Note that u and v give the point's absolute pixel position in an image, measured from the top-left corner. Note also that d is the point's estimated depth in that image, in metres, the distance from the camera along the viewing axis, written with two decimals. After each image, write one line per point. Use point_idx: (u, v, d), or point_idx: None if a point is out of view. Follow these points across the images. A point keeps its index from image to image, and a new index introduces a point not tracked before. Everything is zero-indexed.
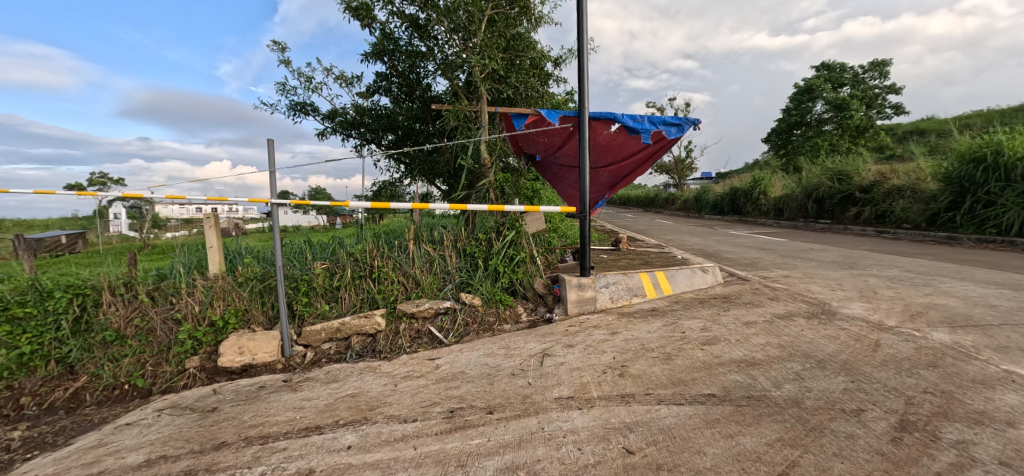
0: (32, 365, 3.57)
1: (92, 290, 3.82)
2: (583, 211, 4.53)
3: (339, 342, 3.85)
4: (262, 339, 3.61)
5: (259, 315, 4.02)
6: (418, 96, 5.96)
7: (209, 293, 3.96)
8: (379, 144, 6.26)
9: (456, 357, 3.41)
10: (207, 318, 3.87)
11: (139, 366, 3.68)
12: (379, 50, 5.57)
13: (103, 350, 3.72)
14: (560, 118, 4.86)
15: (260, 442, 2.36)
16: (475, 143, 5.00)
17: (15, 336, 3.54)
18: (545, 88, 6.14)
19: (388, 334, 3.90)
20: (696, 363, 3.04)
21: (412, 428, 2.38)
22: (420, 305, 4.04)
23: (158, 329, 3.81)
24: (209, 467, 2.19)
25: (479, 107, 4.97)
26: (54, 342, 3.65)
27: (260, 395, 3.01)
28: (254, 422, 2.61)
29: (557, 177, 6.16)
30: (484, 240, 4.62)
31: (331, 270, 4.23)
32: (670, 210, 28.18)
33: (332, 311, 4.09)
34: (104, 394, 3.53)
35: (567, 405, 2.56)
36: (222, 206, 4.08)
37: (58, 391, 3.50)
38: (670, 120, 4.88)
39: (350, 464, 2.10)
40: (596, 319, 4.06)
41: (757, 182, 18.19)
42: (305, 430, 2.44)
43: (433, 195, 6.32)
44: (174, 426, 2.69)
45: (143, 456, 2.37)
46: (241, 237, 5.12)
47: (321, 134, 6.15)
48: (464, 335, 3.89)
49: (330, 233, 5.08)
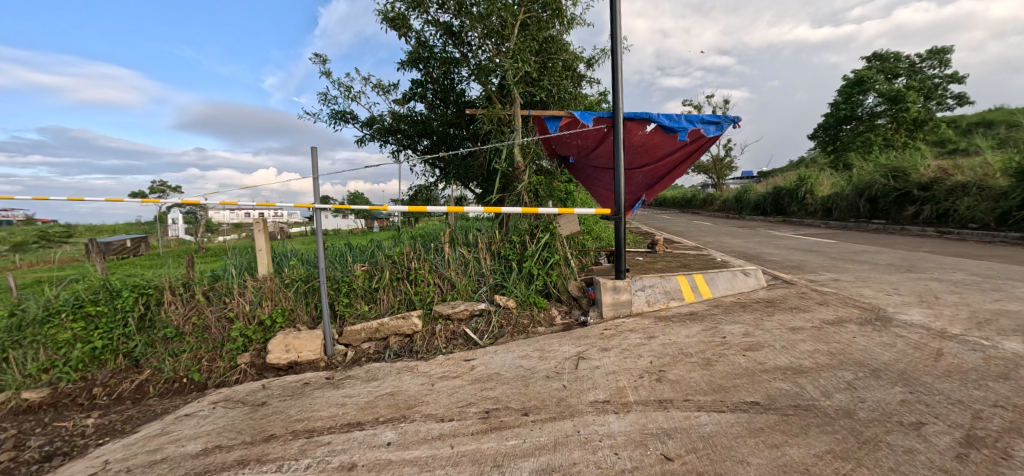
0: (104, 358, 3.89)
1: (154, 290, 4.14)
2: (618, 213, 4.44)
3: (378, 341, 3.97)
4: (307, 338, 3.78)
5: (303, 315, 4.18)
6: (453, 101, 6.08)
7: (258, 293, 4.18)
8: (414, 149, 6.40)
9: (492, 358, 3.45)
10: (256, 317, 4.09)
11: (196, 361, 3.92)
12: (414, 57, 5.74)
13: (165, 345, 4.00)
14: (594, 118, 4.84)
15: (306, 436, 2.47)
16: (509, 146, 5.06)
17: (89, 332, 3.88)
18: (578, 89, 6.09)
19: (425, 334, 3.98)
20: (738, 369, 2.94)
21: (449, 427, 2.42)
22: (455, 307, 4.10)
23: (213, 326, 4.06)
24: (260, 457, 2.30)
25: (514, 110, 5.03)
26: (121, 337, 3.96)
27: (305, 390, 3.16)
28: (300, 416, 2.73)
29: (590, 180, 6.05)
30: (518, 242, 4.64)
31: (370, 272, 4.36)
32: (709, 211, 27.28)
33: (371, 311, 4.21)
34: (165, 387, 3.76)
35: (603, 408, 2.53)
36: (270, 211, 4.33)
37: (125, 382, 3.77)
38: (709, 118, 4.76)
39: (390, 460, 2.15)
40: (632, 322, 3.99)
41: (803, 181, 17.30)
42: (348, 425, 2.53)
43: (467, 199, 6.41)
44: (228, 418, 2.86)
45: (201, 445, 2.53)
46: (286, 241, 5.40)
47: (361, 142, 6.41)
48: (499, 337, 3.93)
49: (368, 237, 5.27)
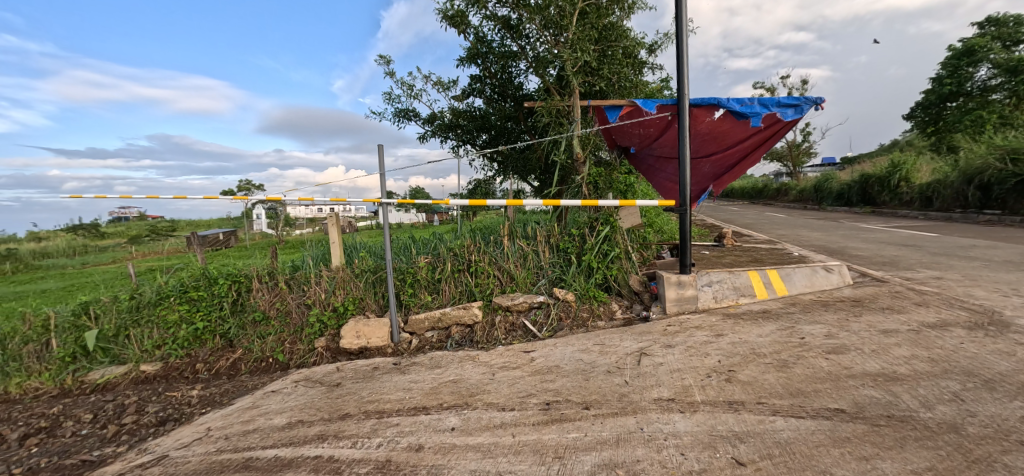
0: (205, 338, 4.38)
1: (245, 278, 4.58)
2: (683, 205, 4.24)
3: (440, 331, 4.10)
4: (375, 325, 4.01)
5: (372, 303, 4.42)
6: (511, 95, 6.12)
7: (332, 283, 4.48)
8: (473, 144, 6.52)
9: (551, 351, 3.45)
10: (331, 304, 4.39)
11: (280, 343, 4.28)
12: (473, 53, 5.82)
13: (254, 328, 4.41)
14: (658, 106, 4.65)
15: (377, 416, 2.63)
16: (567, 138, 5.01)
17: (193, 314, 4.38)
18: (639, 77, 5.87)
19: (485, 325, 4.07)
20: (819, 373, 2.71)
21: (510, 416, 2.46)
22: (515, 299, 4.14)
23: (294, 311, 4.41)
24: (337, 433, 2.48)
25: (573, 101, 4.95)
26: (218, 320, 4.43)
27: (374, 374, 3.35)
28: (371, 398, 2.91)
29: (652, 170, 5.72)
30: (577, 235, 4.57)
31: (433, 264, 4.51)
32: (783, 202, 25.27)
33: (434, 301, 4.37)
34: (255, 365, 4.15)
35: (668, 407, 2.44)
36: (341, 206, 4.61)
37: (222, 360, 4.21)
38: (786, 101, 4.42)
39: (455, 445, 2.23)
40: (698, 319, 3.81)
41: (896, 167, 15.48)
42: (414, 409, 2.66)
43: (524, 192, 6.44)
44: (308, 396, 3.10)
45: (286, 419, 2.77)
46: (355, 234, 5.73)
47: (423, 138, 6.63)
48: (557, 330, 3.93)
49: (430, 230, 5.46)
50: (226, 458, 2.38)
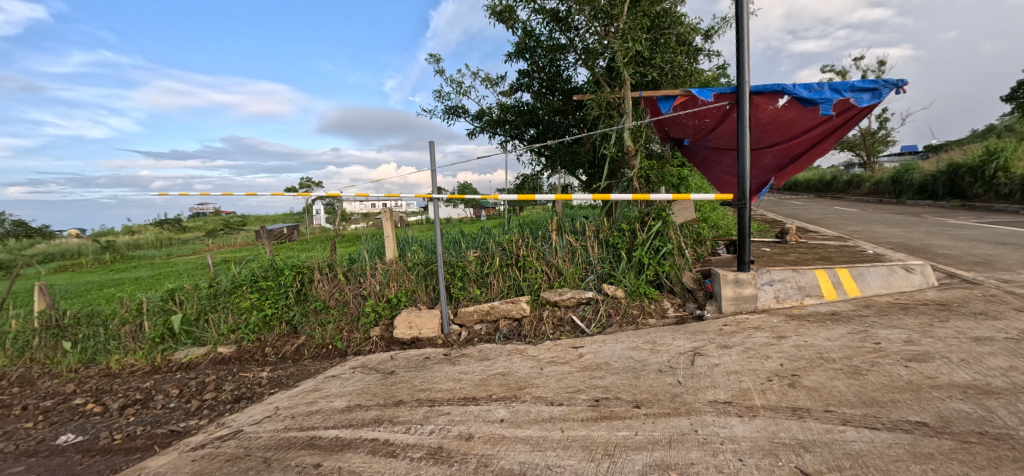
0: (273, 324, 4.71)
1: (307, 269, 4.89)
2: (742, 199, 4.02)
3: (489, 324, 4.17)
4: (427, 317, 4.14)
5: (423, 295, 4.56)
6: (559, 89, 6.07)
7: (386, 275, 4.66)
8: (522, 138, 6.55)
9: (600, 347, 3.41)
10: (385, 295, 4.57)
11: (339, 331, 4.52)
12: (521, 48, 5.81)
13: (315, 316, 4.69)
14: (715, 94, 4.43)
15: (429, 404, 2.72)
16: (618, 131, 4.90)
17: (262, 301, 4.74)
18: (694, 65, 5.63)
19: (533, 319, 4.09)
20: (897, 381, 2.48)
21: (559, 411, 2.46)
22: (563, 294, 4.12)
23: (351, 301, 4.64)
24: (392, 418, 2.59)
25: (624, 92, 4.82)
26: (284, 308, 4.75)
27: (426, 364, 3.47)
28: (423, 387, 3.01)
29: (707, 163, 5.39)
30: (627, 231, 4.46)
31: (482, 258, 4.58)
32: (854, 196, 23.29)
33: (483, 295, 4.44)
34: (316, 351, 4.41)
35: (724, 410, 2.34)
36: (394, 201, 4.79)
37: (287, 345, 4.51)
38: (861, 85, 4.09)
39: (504, 436, 2.26)
40: (758, 320, 3.61)
41: (992, 155, 13.78)
42: (464, 399, 2.72)
43: (573, 186, 6.38)
44: (365, 382, 3.27)
45: (345, 403, 2.94)
46: (407, 228, 5.94)
47: (472, 134, 6.73)
48: (606, 327, 3.87)
49: (478, 225, 5.55)
50: (293, 435, 2.57)
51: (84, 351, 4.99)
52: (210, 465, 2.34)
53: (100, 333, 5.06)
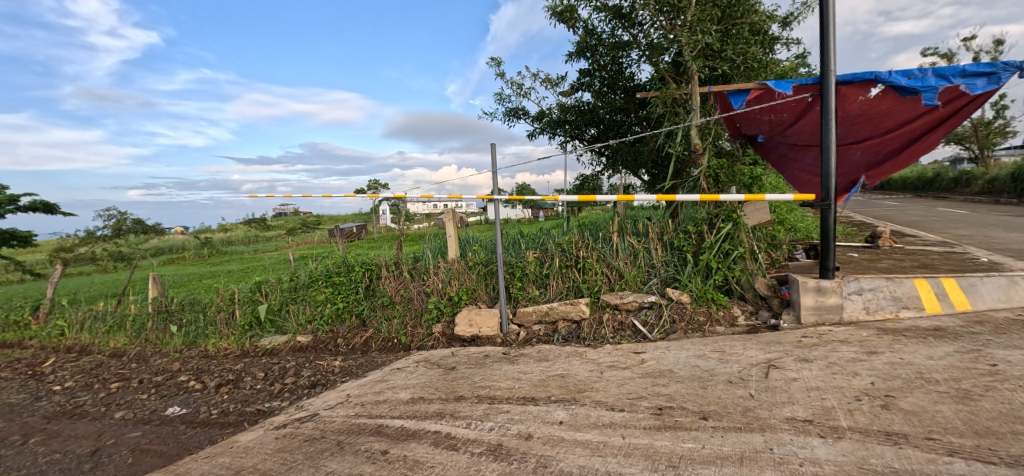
0: (344, 317, 5.05)
1: (375, 267, 5.17)
2: (827, 199, 3.67)
3: (547, 325, 4.16)
4: (486, 315, 4.23)
5: (483, 295, 4.66)
6: (621, 87, 5.93)
7: (448, 274, 4.81)
8: (582, 139, 6.48)
9: (663, 354, 3.28)
10: (447, 293, 4.72)
11: (403, 326, 4.73)
12: (582, 47, 5.75)
13: (382, 310, 4.95)
14: (794, 86, 4.06)
15: (489, 401, 2.77)
16: (684, 129, 4.70)
17: (336, 296, 5.09)
18: (769, 56, 5.25)
19: (592, 322, 4.02)
20: (1021, 411, 2.14)
21: (620, 417, 2.40)
22: (624, 298, 4.02)
23: (415, 298, 4.84)
24: (454, 413, 2.67)
25: (691, 88, 4.61)
26: (355, 302, 5.07)
27: (486, 362, 3.54)
28: (483, 384, 3.08)
29: (784, 161, 4.99)
30: (694, 233, 4.26)
31: (541, 258, 4.59)
32: (963, 196, 20.46)
33: (541, 296, 4.44)
34: (383, 343, 4.65)
35: (804, 429, 2.15)
36: (457, 202, 4.93)
37: (357, 337, 4.80)
38: (975, 69, 3.59)
39: (563, 438, 2.25)
40: (843, 332, 3.29)
41: None
42: (523, 399, 2.74)
43: (635, 186, 6.21)
44: (428, 376, 3.40)
45: (410, 395, 3.07)
46: (468, 229, 6.10)
47: (532, 135, 6.77)
48: (670, 333, 3.72)
49: (538, 226, 5.57)
50: (363, 422, 2.73)
51: (188, 334, 5.64)
52: (291, 443, 2.55)
53: (201, 319, 5.71)
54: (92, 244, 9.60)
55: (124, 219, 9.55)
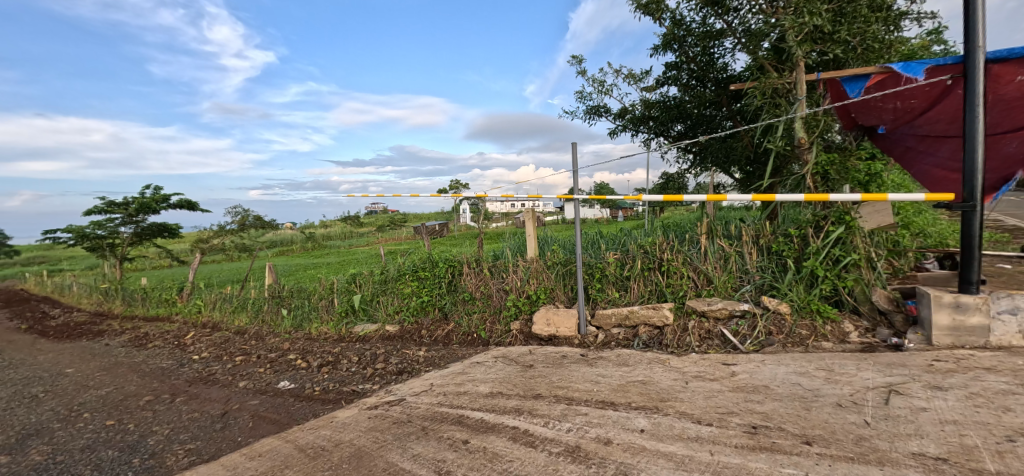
0: (428, 310, 5.33)
1: (458, 263, 5.40)
2: (970, 200, 3.11)
3: (627, 329, 4.03)
4: (564, 315, 4.22)
5: (561, 295, 4.65)
6: (712, 79, 5.56)
7: (527, 272, 4.87)
8: (667, 135, 6.18)
9: (758, 368, 3.01)
10: (525, 291, 4.78)
11: (482, 321, 4.88)
12: (669, 39, 5.48)
13: (463, 305, 5.15)
14: (928, 69, 3.48)
15: (566, 402, 2.76)
16: (787, 121, 4.28)
17: (421, 289, 5.40)
18: (895, 35, 4.58)
19: (676, 329, 3.82)
20: None
21: (708, 432, 2.26)
22: (712, 305, 3.76)
23: (494, 295, 4.96)
24: (531, 410, 2.70)
25: (796, 76, 4.18)
26: (438, 296, 5.33)
27: (563, 362, 3.53)
28: (561, 384, 3.07)
29: (913, 155, 4.32)
30: (796, 237, 3.85)
31: (622, 260, 4.45)
32: None
33: (621, 299, 4.32)
34: (463, 337, 4.84)
35: (935, 467, 1.84)
36: (536, 202, 4.97)
37: (439, 329, 5.05)
38: None
39: (644, 447, 2.16)
40: (990, 359, 2.76)
41: None
42: (602, 403, 2.69)
43: (726, 185, 5.78)
44: (506, 372, 3.47)
45: (489, 389, 3.16)
46: (546, 228, 6.12)
47: (613, 134, 6.60)
48: (766, 346, 3.41)
49: (618, 227, 5.42)
50: (445, 411, 2.86)
51: (295, 318, 6.34)
52: (381, 424, 2.76)
53: (306, 305, 6.39)
54: (223, 236, 11.20)
55: (247, 215, 11.02)
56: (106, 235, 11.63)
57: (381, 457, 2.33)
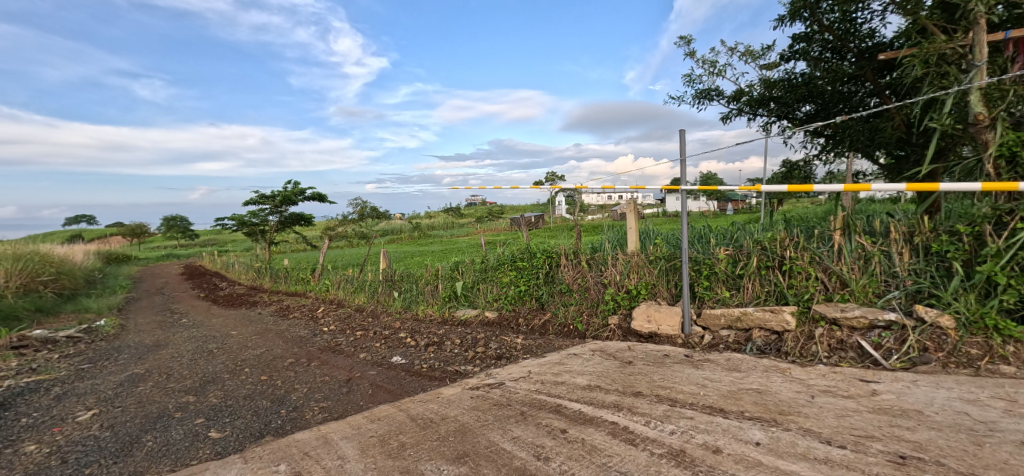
0: (525, 299, 5.47)
1: (555, 255, 5.43)
2: None
3: (739, 332, 3.70)
4: (667, 313, 4.01)
5: (664, 291, 4.43)
6: (853, 49, 4.78)
7: (627, 266, 4.71)
8: (792, 118, 5.49)
9: (908, 389, 2.56)
10: (624, 286, 4.64)
11: (579, 313, 4.85)
12: (798, 7, 4.83)
13: (560, 297, 5.17)
14: None
15: (669, 403, 2.63)
16: (958, 94, 3.52)
17: (519, 279, 5.55)
18: None
19: (799, 336, 3.41)
20: None
21: (839, 454, 1.98)
22: (847, 311, 3.28)
23: (592, 288, 4.89)
24: (631, 408, 2.63)
25: (973, 37, 3.41)
26: (535, 286, 5.43)
27: (665, 362, 3.37)
28: (663, 384, 2.94)
29: None
30: (966, 235, 3.16)
31: (734, 257, 4.09)
32: None
33: (733, 299, 3.98)
34: (559, 328, 4.87)
35: None
36: (638, 193, 4.77)
37: (536, 319, 5.15)
38: None
39: (759, 462, 1.97)
40: None
41: None
42: (710, 408, 2.51)
43: (867, 173, 4.97)
44: (604, 366, 3.42)
45: (587, 381, 3.15)
46: (647, 221, 5.86)
47: (726, 118, 6.06)
48: (918, 364, 2.88)
49: (730, 220, 4.98)
50: (543, 398, 2.92)
51: (405, 299, 6.95)
52: (482, 404, 2.91)
53: (414, 289, 6.97)
54: (346, 225, 12.66)
55: (366, 205, 12.32)
56: (258, 222, 13.88)
57: (482, 435, 2.46)
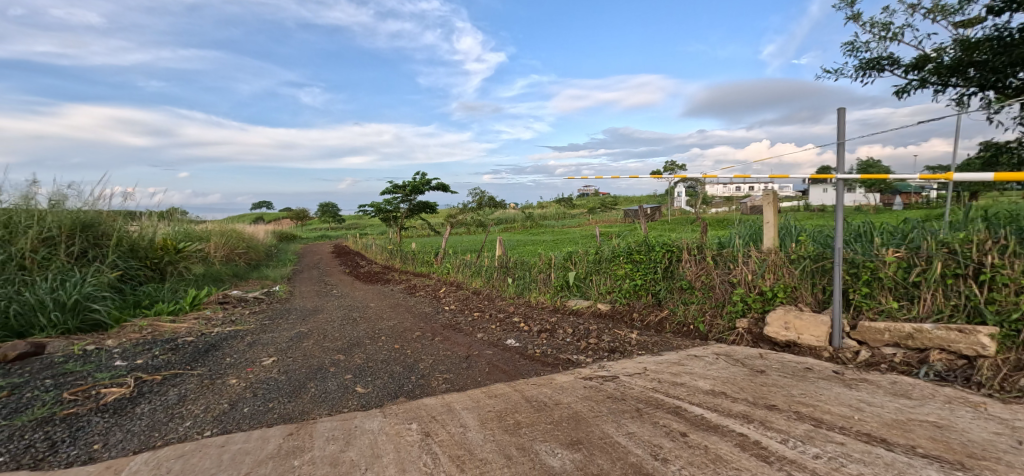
0: (641, 294, 5.27)
1: (677, 249, 5.12)
2: None
3: (910, 352, 3.09)
4: (811, 321, 3.51)
5: (808, 296, 3.89)
6: None
7: (762, 265, 4.23)
8: (1003, 87, 4.31)
9: None
10: (757, 287, 4.18)
11: (702, 313, 4.51)
12: None
13: (679, 294, 4.87)
14: None
15: (813, 423, 2.32)
16: None
17: (635, 272, 5.35)
18: None
19: (1001, 365, 2.71)
20: None
21: None
22: None
23: (717, 286, 4.50)
24: (764, 421, 2.38)
25: None
26: (652, 281, 5.19)
27: (807, 376, 2.96)
28: (805, 400, 2.59)
29: None
30: None
31: (907, 260, 3.40)
32: None
33: (903, 311, 3.33)
34: (677, 327, 4.60)
35: None
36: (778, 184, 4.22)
37: (652, 315, 4.93)
38: None
39: None
40: None
41: None
42: (867, 436, 2.15)
43: None
44: (731, 373, 3.14)
45: (710, 386, 2.93)
46: (788, 215, 5.17)
47: (902, 92, 5.01)
48: None
49: (902, 217, 4.14)
50: (660, 398, 2.80)
51: (518, 286, 7.22)
52: (596, 395, 2.91)
53: (527, 276, 7.19)
54: (465, 213, 13.54)
55: (483, 195, 13.02)
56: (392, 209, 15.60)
57: (596, 426, 2.46)
